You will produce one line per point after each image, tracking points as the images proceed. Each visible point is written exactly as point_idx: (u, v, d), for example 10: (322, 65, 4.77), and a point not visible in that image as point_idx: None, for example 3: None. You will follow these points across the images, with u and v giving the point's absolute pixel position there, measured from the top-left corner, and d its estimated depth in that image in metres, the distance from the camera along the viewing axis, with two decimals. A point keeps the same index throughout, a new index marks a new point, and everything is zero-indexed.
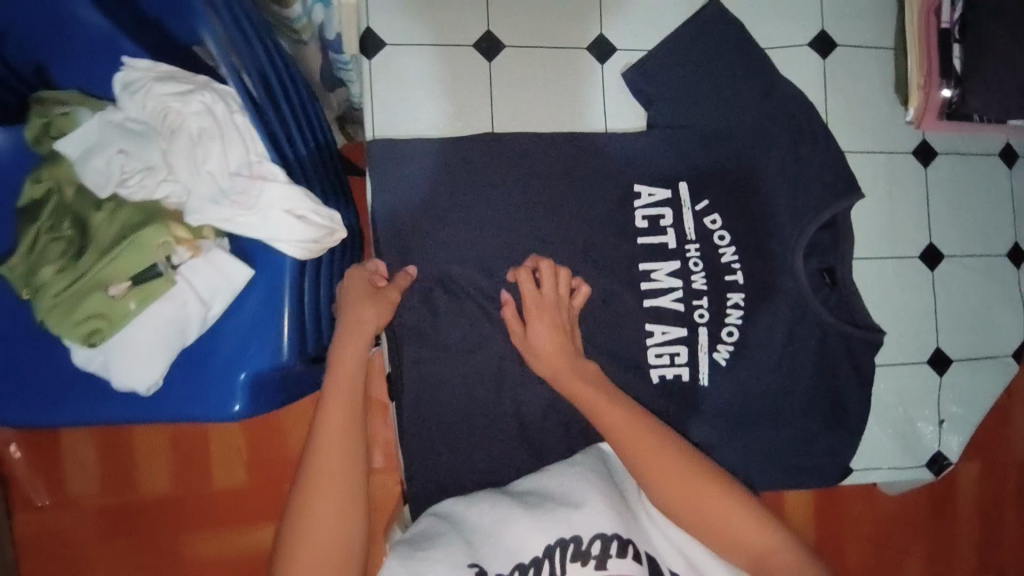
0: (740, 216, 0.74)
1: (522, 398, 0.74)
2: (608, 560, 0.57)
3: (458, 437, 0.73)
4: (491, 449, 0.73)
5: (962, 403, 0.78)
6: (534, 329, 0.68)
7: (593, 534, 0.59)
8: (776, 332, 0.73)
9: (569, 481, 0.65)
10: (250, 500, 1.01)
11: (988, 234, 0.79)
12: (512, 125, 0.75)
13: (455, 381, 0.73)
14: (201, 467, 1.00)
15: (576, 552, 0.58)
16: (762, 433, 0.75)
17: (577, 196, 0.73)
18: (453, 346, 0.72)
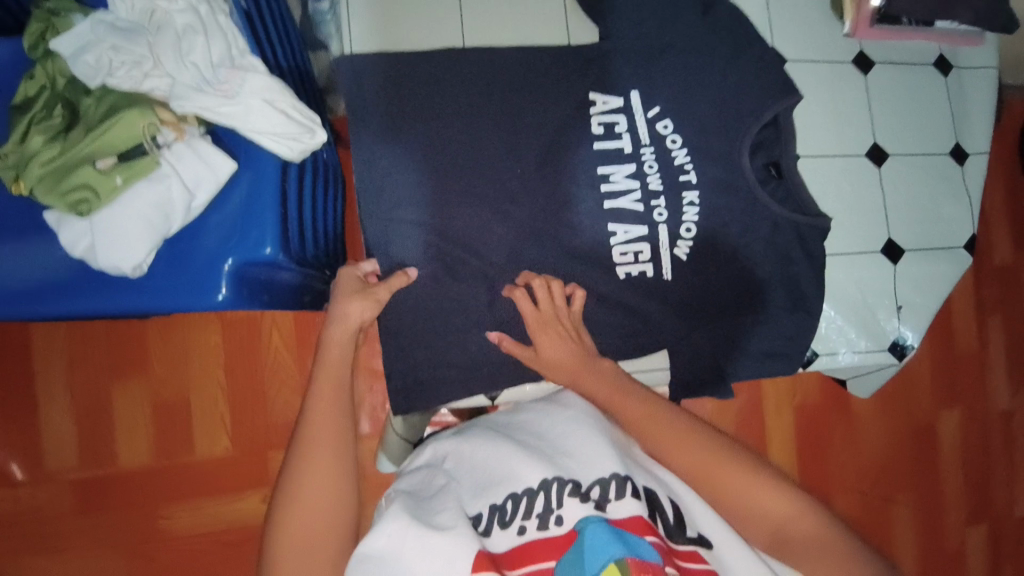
0: (692, 121, 0.79)
1: (496, 299, 0.78)
2: (607, 503, 0.55)
3: (437, 335, 0.77)
4: (471, 345, 0.78)
5: (920, 292, 0.82)
6: (543, 349, 0.74)
7: (591, 479, 0.58)
8: (730, 227, 0.79)
9: (558, 424, 0.68)
10: (228, 471, 1.27)
11: (931, 133, 0.85)
12: (481, 42, 0.82)
13: (428, 283, 0.77)
14: (180, 441, 1.25)
15: (574, 490, 0.56)
16: (727, 323, 0.79)
17: (542, 106, 0.78)
18: (426, 251, 0.77)
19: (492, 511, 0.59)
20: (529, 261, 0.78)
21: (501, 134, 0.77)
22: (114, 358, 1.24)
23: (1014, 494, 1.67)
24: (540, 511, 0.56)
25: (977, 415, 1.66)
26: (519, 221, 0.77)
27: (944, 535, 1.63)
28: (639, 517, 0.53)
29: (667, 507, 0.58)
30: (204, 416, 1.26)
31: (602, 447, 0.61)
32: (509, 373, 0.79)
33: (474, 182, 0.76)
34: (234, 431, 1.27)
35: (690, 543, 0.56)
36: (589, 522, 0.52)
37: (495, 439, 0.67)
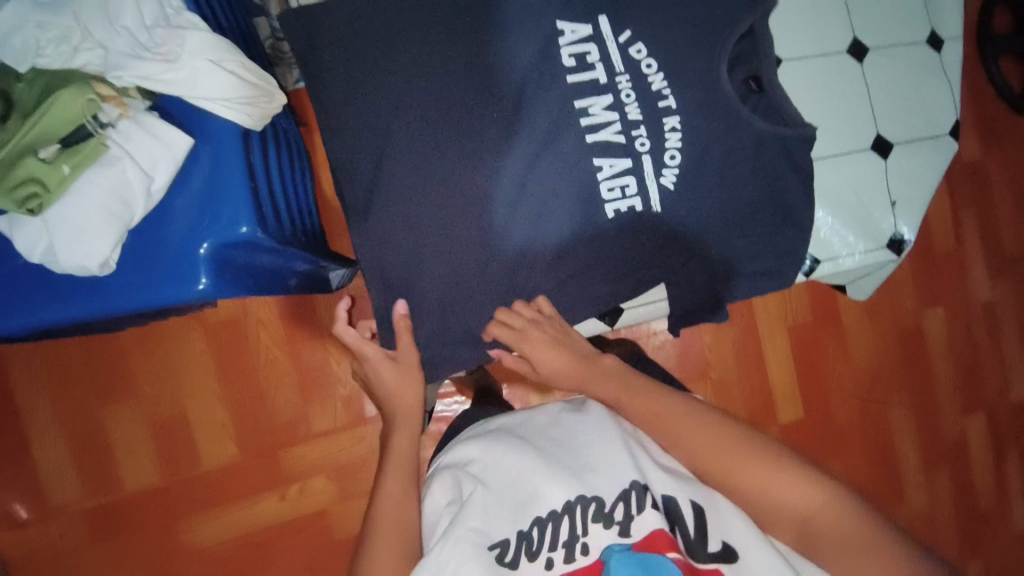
0: (664, 43, 0.76)
1: (486, 255, 0.74)
2: (629, 525, 0.68)
3: (439, 299, 0.75)
4: (467, 301, 0.76)
5: (913, 185, 0.81)
6: (542, 361, 0.81)
7: (614, 495, 0.70)
8: (715, 147, 0.76)
9: (584, 435, 0.78)
10: (241, 475, 1.24)
11: (906, 23, 0.83)
12: None
13: (410, 242, 0.73)
14: (186, 454, 1.22)
15: (597, 513, 0.69)
16: (728, 242, 0.78)
17: (510, 42, 0.73)
18: (407, 212, 0.72)
19: (519, 541, 0.69)
20: (518, 220, 0.74)
21: (471, 76, 0.72)
22: (98, 381, 1.19)
23: (1004, 378, 1.75)
24: (565, 540, 0.68)
25: (961, 312, 1.71)
26: (503, 176, 0.73)
27: (941, 426, 1.71)
28: (660, 534, 0.66)
29: (689, 517, 0.68)
30: (206, 427, 1.23)
31: (621, 459, 0.74)
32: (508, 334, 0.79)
33: (442, 138, 0.72)
34: (241, 435, 1.24)
35: (713, 561, 0.65)
36: (614, 550, 0.65)
37: (523, 449, 0.76)
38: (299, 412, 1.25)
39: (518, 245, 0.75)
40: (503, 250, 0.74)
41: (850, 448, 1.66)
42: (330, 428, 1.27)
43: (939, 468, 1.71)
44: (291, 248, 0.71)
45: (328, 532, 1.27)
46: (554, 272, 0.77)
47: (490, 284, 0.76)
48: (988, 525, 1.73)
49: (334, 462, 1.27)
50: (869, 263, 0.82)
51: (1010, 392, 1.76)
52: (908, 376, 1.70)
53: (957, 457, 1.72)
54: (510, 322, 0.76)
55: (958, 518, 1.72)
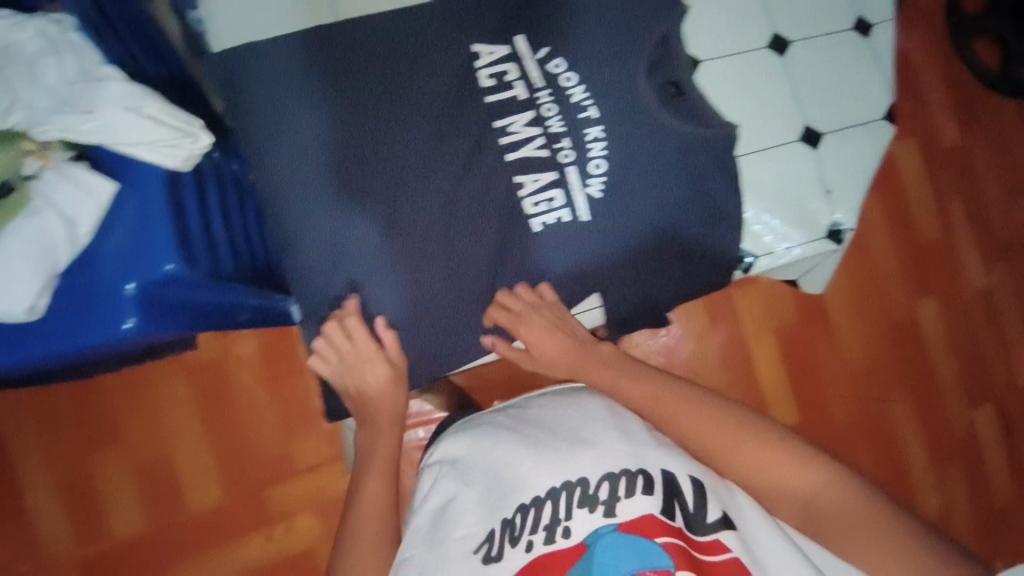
0: (583, 54, 0.77)
1: (416, 281, 0.75)
2: (616, 504, 0.65)
3: (380, 319, 0.76)
4: (398, 329, 0.76)
5: (848, 171, 0.81)
6: (542, 346, 0.80)
7: (600, 475, 0.68)
8: (637, 153, 0.77)
9: (575, 420, 0.76)
10: (227, 516, 1.24)
11: (831, 13, 0.82)
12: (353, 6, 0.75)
13: (341, 274, 0.75)
14: (172, 498, 1.23)
15: (582, 496, 0.66)
16: (659, 246, 0.78)
17: (428, 70, 0.75)
18: (339, 243, 0.74)
19: (504, 528, 0.67)
20: (443, 245, 0.75)
21: (392, 107, 0.74)
22: (85, 430, 1.21)
23: (1010, 364, 1.69)
24: (546, 523, 0.65)
25: (955, 301, 1.67)
26: (429, 202, 0.75)
27: (948, 419, 1.65)
28: (651, 518, 0.64)
29: (687, 491, 0.67)
30: (192, 469, 1.24)
31: (610, 442, 0.71)
32: (447, 359, 0.79)
33: (373, 169, 0.74)
34: (226, 476, 1.24)
35: (714, 531, 0.65)
36: (601, 535, 0.63)
37: (508, 441, 0.75)
38: (281, 449, 1.26)
39: (447, 269, 0.76)
40: (432, 276, 0.75)
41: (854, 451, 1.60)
42: (314, 462, 1.27)
43: (950, 463, 1.64)
44: (228, 282, 0.72)
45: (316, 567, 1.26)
46: (488, 292, 0.77)
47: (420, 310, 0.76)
48: (1010, 520, 1.66)
49: (319, 497, 1.27)
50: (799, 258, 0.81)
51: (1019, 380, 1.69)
52: (908, 371, 1.64)
53: (968, 452, 1.65)
54: (507, 304, 0.76)
55: (976, 516, 1.64)
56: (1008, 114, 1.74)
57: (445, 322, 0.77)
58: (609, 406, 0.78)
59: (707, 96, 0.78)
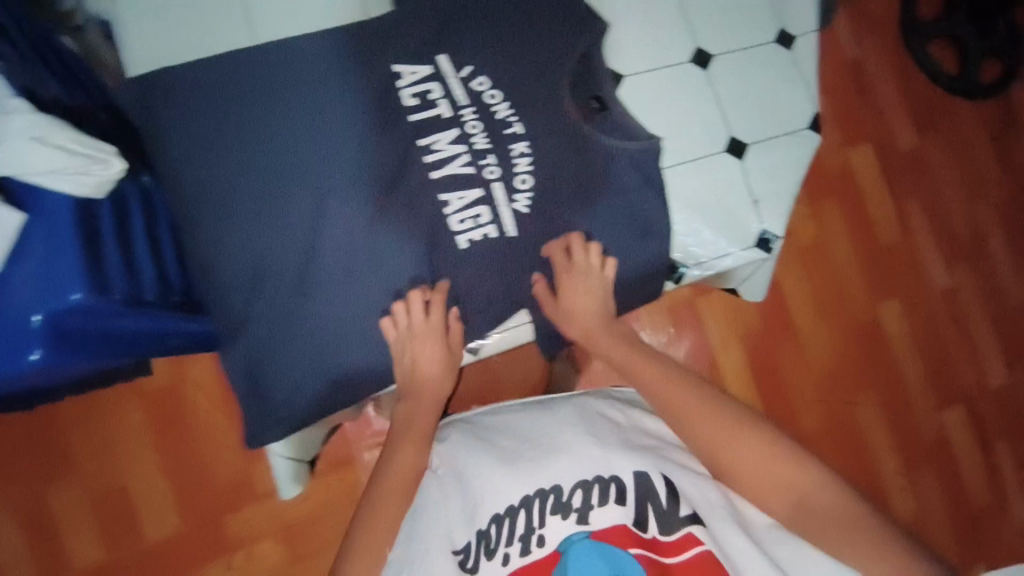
0: (505, 72, 0.77)
1: (336, 305, 0.72)
2: (591, 512, 0.69)
3: (294, 351, 0.71)
4: (316, 362, 0.71)
5: (775, 180, 0.82)
6: (574, 303, 0.78)
7: (574, 484, 0.71)
8: (564, 167, 0.77)
9: (549, 425, 0.79)
10: (185, 544, 1.22)
11: (752, 27, 0.83)
12: (277, 30, 0.76)
13: (255, 301, 0.71)
14: (129, 527, 1.20)
15: (557, 505, 0.70)
16: (584, 260, 0.79)
17: (349, 90, 0.74)
18: (254, 267, 0.71)
19: (479, 540, 0.70)
20: (366, 265, 0.74)
21: (315, 125, 0.73)
22: (37, 459, 1.18)
23: (978, 364, 1.70)
24: (522, 533, 0.69)
25: (918, 302, 1.68)
26: (347, 223, 0.73)
27: (918, 422, 1.65)
28: (621, 528, 0.68)
29: (659, 490, 0.71)
30: (148, 497, 1.21)
31: (587, 447, 0.74)
32: (366, 384, 0.75)
33: (291, 190, 0.72)
34: (184, 503, 1.22)
35: (684, 527, 0.69)
36: (573, 541, 0.67)
37: (485, 449, 0.77)
38: (241, 474, 1.24)
39: (368, 292, 0.74)
40: (354, 300, 0.73)
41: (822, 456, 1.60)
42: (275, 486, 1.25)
43: (923, 465, 1.64)
44: (148, 307, 0.73)
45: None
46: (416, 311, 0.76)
47: (341, 333, 0.73)
48: (986, 520, 1.65)
49: (281, 522, 1.25)
50: (742, 261, 0.82)
51: (987, 379, 1.70)
52: (876, 376, 1.64)
53: (939, 454, 1.65)
54: (573, 248, 0.77)
55: (952, 517, 1.63)
56: (964, 116, 1.75)
57: (367, 345, 0.74)
58: (586, 408, 0.81)
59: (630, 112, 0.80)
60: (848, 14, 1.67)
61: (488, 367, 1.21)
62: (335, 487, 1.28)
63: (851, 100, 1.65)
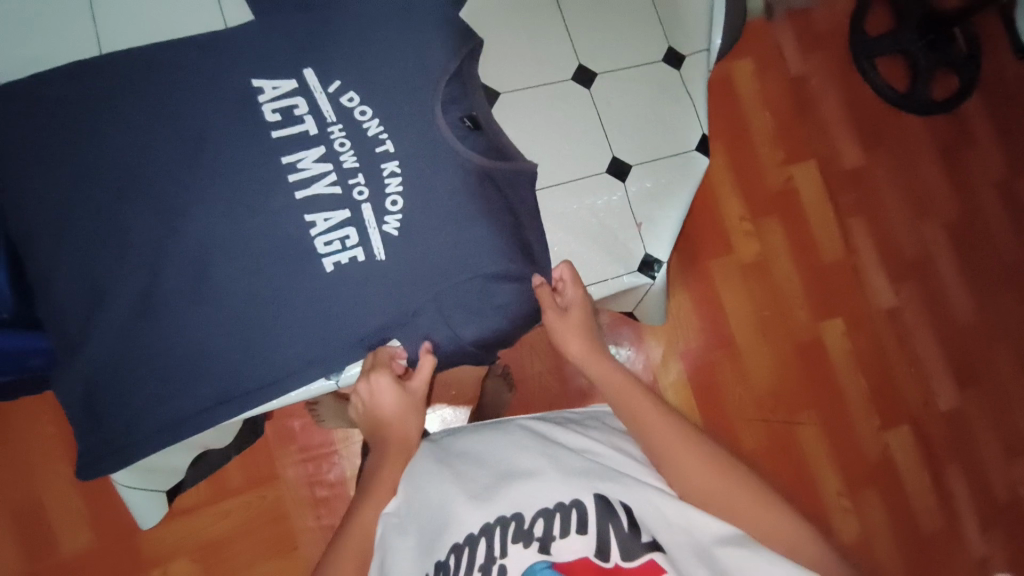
0: (376, 88, 0.76)
1: (180, 325, 0.71)
2: (553, 542, 0.63)
3: (135, 371, 0.71)
4: (158, 380, 0.71)
5: (656, 204, 0.93)
6: (569, 315, 0.84)
7: (534, 512, 0.66)
8: (436, 186, 0.76)
9: (509, 452, 0.76)
10: (105, 559, 1.15)
11: (639, 50, 0.96)
12: (128, 40, 0.78)
13: (94, 321, 0.70)
14: (42, 540, 1.13)
15: (518, 533, 0.65)
16: (456, 284, 0.76)
17: (205, 104, 0.73)
18: (91, 285, 0.70)
19: (438, 571, 0.64)
20: (216, 284, 0.71)
21: (165, 139, 0.72)
22: None
23: (926, 387, 1.61)
24: (482, 564, 0.63)
25: (862, 317, 1.59)
26: (185, 237, 0.70)
27: (862, 443, 1.55)
28: (585, 560, 0.62)
29: (619, 515, 0.65)
30: (61, 511, 1.14)
31: (545, 474, 0.70)
32: (207, 417, 0.72)
33: (133, 204, 0.70)
34: (99, 518, 1.15)
35: (647, 552, 0.62)
36: (536, 570, 0.61)
37: (443, 478, 0.74)
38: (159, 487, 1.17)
39: (205, 313, 0.71)
40: (198, 321, 0.71)
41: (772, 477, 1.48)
42: (193, 503, 1.18)
43: (867, 488, 1.53)
44: None
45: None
46: (274, 333, 0.72)
47: (184, 359, 0.71)
48: (936, 548, 1.54)
49: (199, 542, 1.17)
50: (631, 284, 0.92)
51: (935, 400, 1.61)
52: (829, 397, 1.55)
53: (886, 476, 1.54)
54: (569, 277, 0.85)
55: (901, 547, 1.52)
56: (915, 129, 1.69)
57: (215, 372, 0.72)
58: (545, 436, 0.78)
59: (500, 134, 0.84)
60: (794, 27, 1.65)
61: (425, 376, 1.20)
62: (257, 505, 1.20)
63: (796, 113, 1.62)
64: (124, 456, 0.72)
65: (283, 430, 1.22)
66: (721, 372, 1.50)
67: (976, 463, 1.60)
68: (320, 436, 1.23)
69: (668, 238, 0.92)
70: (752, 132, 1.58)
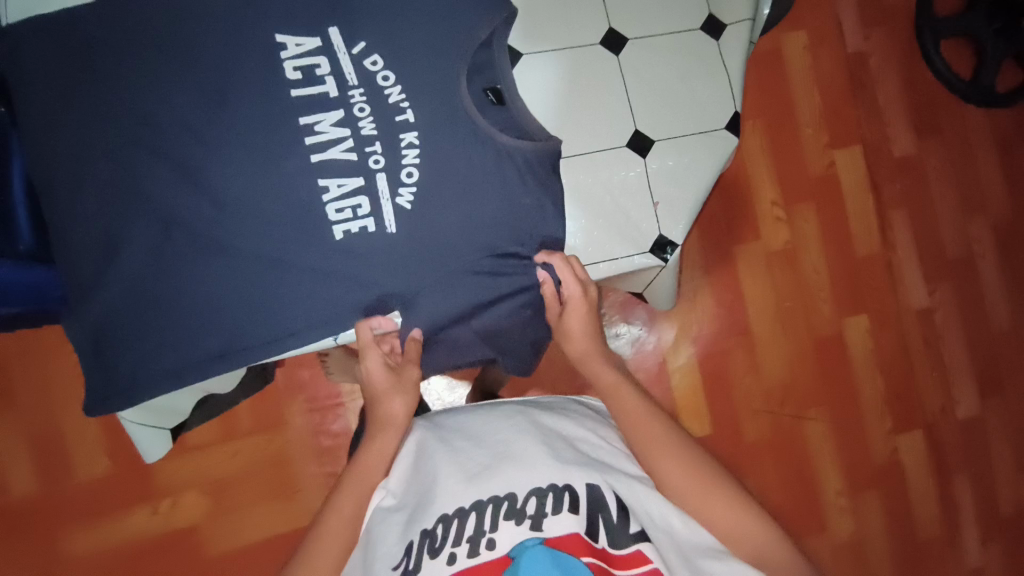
0: (401, 54, 0.73)
1: (192, 279, 0.71)
2: (543, 520, 0.61)
3: (147, 320, 0.72)
4: (169, 330, 0.72)
5: (675, 185, 0.89)
6: (569, 316, 0.83)
7: (527, 490, 0.64)
8: (454, 161, 0.74)
9: (504, 431, 0.73)
10: (120, 486, 1.22)
11: (678, 17, 0.90)
12: None
13: (110, 270, 0.71)
14: (64, 462, 1.21)
15: (509, 510, 0.62)
16: (464, 255, 0.76)
17: (226, 56, 0.71)
18: (108, 235, 0.71)
19: (423, 538, 0.62)
20: (232, 241, 0.71)
21: (183, 91, 0.70)
22: None
23: (948, 394, 1.56)
24: (470, 535, 0.61)
25: (889, 317, 1.54)
26: (202, 195, 0.71)
27: (870, 444, 1.52)
28: (576, 535, 0.59)
29: (610, 503, 0.63)
30: (82, 438, 1.21)
31: (539, 455, 0.68)
32: (205, 369, 0.72)
33: (150, 159, 0.70)
34: (116, 448, 1.22)
35: (634, 542, 0.60)
36: (526, 546, 0.58)
37: (438, 455, 0.73)
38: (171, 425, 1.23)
39: (220, 269, 0.71)
40: (209, 276, 0.71)
41: (772, 469, 1.47)
42: (206, 441, 1.24)
43: (869, 489, 1.52)
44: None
45: (200, 546, 1.23)
46: (285, 293, 0.73)
47: (189, 309, 0.72)
48: (932, 554, 1.53)
49: (207, 479, 1.24)
50: (641, 265, 0.89)
51: (954, 408, 1.57)
52: (843, 396, 1.52)
53: (891, 479, 1.52)
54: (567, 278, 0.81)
55: (894, 548, 1.52)
56: (975, 123, 1.58)
57: (221, 328, 0.72)
58: (539, 420, 0.75)
59: (524, 112, 0.81)
60: (856, 1, 1.53)
61: None
62: (264, 449, 1.25)
63: (848, 95, 1.51)
64: (129, 397, 0.73)
65: (293, 380, 1.25)
66: (733, 360, 1.48)
67: (987, 476, 1.56)
68: (327, 389, 1.26)
69: (684, 222, 0.89)
70: (798, 113, 1.49)
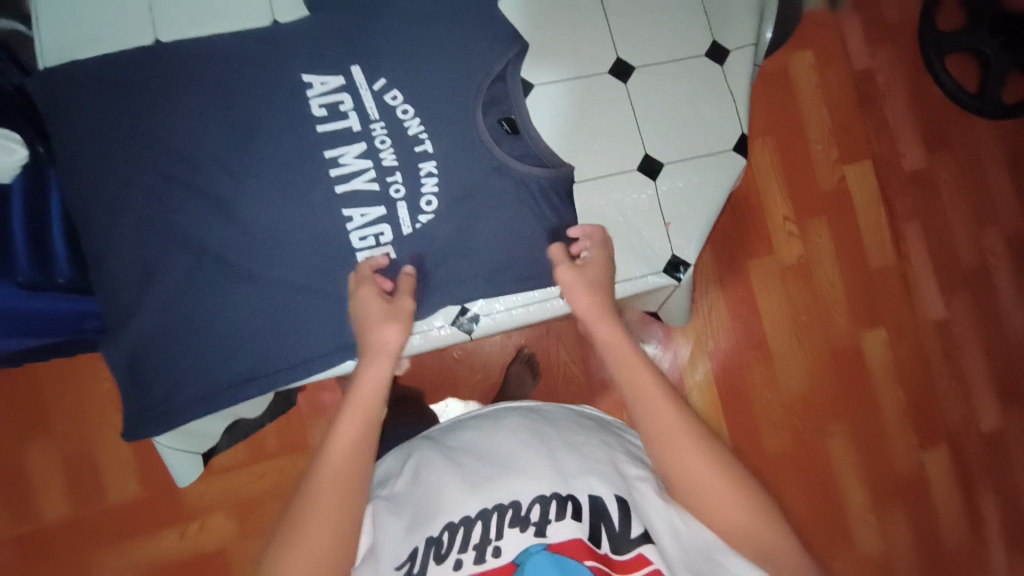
0: (419, 89, 0.77)
1: (223, 304, 0.75)
2: (548, 526, 0.59)
3: (181, 343, 0.75)
4: (201, 353, 0.75)
5: (684, 205, 0.91)
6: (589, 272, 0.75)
7: (531, 497, 0.62)
8: (470, 188, 0.78)
9: (503, 438, 0.71)
10: (148, 509, 1.25)
11: (684, 46, 0.93)
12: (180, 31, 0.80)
13: (144, 296, 0.74)
14: (93, 486, 1.24)
15: (514, 517, 0.60)
16: (481, 282, 0.79)
17: (256, 94, 0.75)
18: (144, 264, 0.75)
19: (428, 545, 0.60)
20: (261, 266, 0.75)
21: (216, 129, 0.75)
22: (17, 418, 1.23)
23: (969, 407, 1.54)
24: (476, 542, 0.59)
25: (906, 328, 1.53)
26: (234, 225, 0.75)
27: (892, 458, 1.50)
28: (578, 540, 0.58)
29: (612, 509, 0.61)
30: (112, 462, 1.25)
31: (541, 464, 0.65)
32: (235, 392, 0.75)
33: (184, 193, 0.75)
34: (144, 471, 1.25)
35: (635, 546, 0.59)
36: (531, 553, 0.57)
37: (436, 465, 0.69)
38: None
39: (250, 293, 0.75)
40: (240, 302, 0.75)
41: (793, 485, 1.46)
42: (230, 463, 1.26)
43: (893, 504, 1.49)
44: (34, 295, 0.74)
45: (227, 567, 1.25)
46: (311, 316, 0.76)
47: (220, 332, 0.75)
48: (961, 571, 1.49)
49: (232, 500, 1.26)
50: (655, 285, 0.90)
51: (977, 422, 1.54)
52: (860, 407, 1.50)
53: (915, 493, 1.50)
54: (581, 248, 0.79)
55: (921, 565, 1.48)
56: (985, 136, 1.58)
57: (249, 350, 0.76)
58: (536, 428, 0.73)
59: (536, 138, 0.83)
60: (860, 19, 1.55)
61: (449, 361, 1.24)
62: (287, 471, 1.27)
63: (855, 111, 1.53)
64: (163, 423, 0.75)
65: (315, 402, 1.28)
66: (750, 374, 1.47)
67: (1016, 491, 1.53)
68: None
69: (696, 241, 0.91)
70: (805, 129, 1.51)
